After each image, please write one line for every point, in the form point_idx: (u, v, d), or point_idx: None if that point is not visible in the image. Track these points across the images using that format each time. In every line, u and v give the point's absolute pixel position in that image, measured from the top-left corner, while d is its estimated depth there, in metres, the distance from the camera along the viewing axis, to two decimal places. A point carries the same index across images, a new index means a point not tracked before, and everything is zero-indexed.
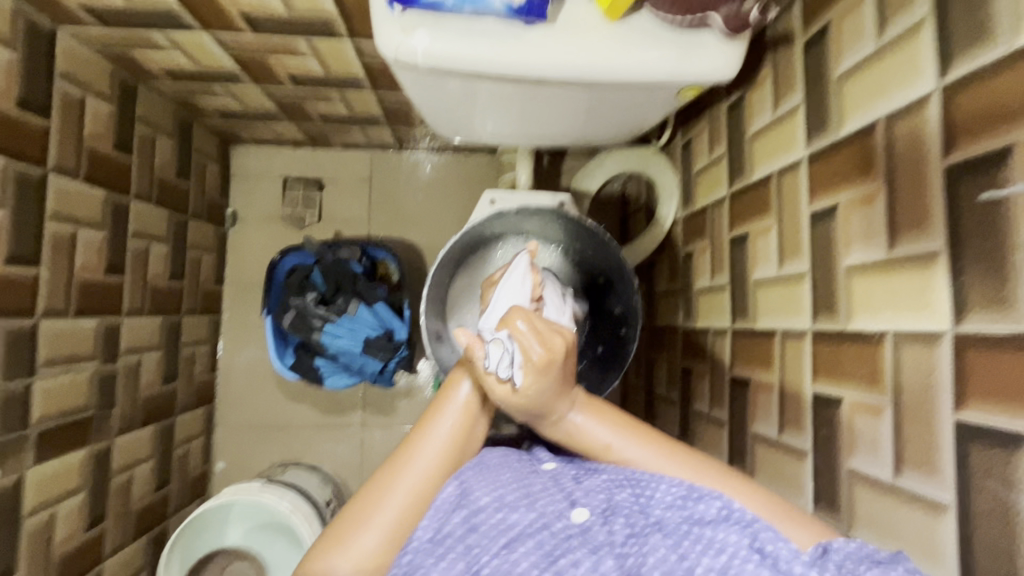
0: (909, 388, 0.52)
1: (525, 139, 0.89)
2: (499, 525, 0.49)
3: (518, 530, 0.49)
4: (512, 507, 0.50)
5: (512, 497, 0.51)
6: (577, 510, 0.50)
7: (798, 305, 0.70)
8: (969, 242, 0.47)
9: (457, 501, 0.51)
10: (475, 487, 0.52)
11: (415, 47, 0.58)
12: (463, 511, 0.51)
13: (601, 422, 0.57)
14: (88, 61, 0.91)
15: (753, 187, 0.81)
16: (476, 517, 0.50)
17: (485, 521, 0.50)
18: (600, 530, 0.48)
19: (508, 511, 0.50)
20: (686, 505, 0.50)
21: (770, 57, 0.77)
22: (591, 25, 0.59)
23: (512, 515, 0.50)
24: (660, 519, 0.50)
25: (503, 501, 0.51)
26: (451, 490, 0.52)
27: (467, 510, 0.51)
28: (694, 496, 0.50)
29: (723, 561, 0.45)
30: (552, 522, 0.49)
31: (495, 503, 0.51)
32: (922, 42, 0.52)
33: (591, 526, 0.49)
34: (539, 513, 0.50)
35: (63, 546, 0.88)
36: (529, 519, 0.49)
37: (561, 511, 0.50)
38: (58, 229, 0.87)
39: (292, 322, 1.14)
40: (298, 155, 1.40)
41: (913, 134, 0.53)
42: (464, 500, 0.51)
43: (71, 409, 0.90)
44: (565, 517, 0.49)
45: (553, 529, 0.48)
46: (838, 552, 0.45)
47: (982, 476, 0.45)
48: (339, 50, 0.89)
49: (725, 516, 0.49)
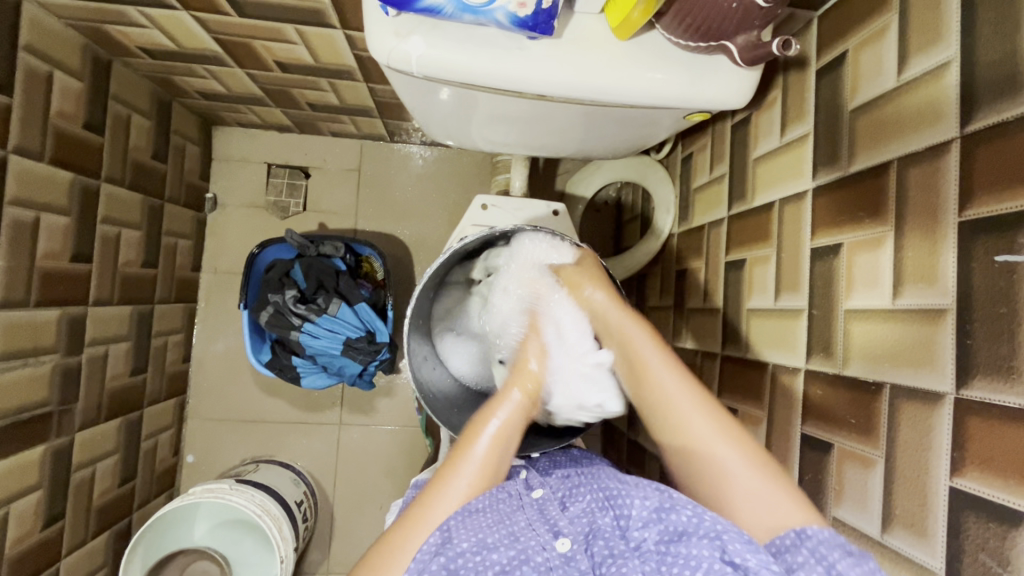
0: (903, 445, 0.51)
1: (521, 150, 0.85)
2: (479, 566, 0.55)
3: (498, 569, 0.55)
4: (492, 548, 0.56)
5: (491, 539, 0.56)
6: (559, 541, 0.59)
7: (792, 340, 0.68)
8: (979, 305, 0.45)
9: (437, 548, 0.56)
10: (456, 534, 0.57)
11: (409, 52, 0.54)
12: (443, 557, 0.55)
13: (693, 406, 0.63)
14: (57, 34, 0.84)
15: (754, 213, 0.78)
16: (455, 562, 0.55)
17: (465, 564, 0.55)
18: (582, 559, 0.57)
19: (486, 552, 0.55)
20: (660, 519, 0.57)
21: (780, 79, 0.74)
22: (599, 42, 0.56)
23: (491, 556, 0.55)
24: (639, 542, 0.56)
25: (482, 544, 0.56)
26: (434, 538, 0.57)
27: (446, 556, 0.55)
28: (667, 507, 0.57)
29: None
30: (533, 556, 0.56)
31: (474, 547, 0.56)
32: (944, 85, 0.50)
33: (573, 556, 0.58)
34: (518, 549, 0.56)
35: (17, 546, 0.84)
36: (509, 556, 0.56)
37: (542, 544, 0.58)
38: (18, 215, 0.81)
39: (270, 319, 1.09)
40: (284, 140, 1.34)
41: (927, 182, 0.51)
42: (443, 547, 0.56)
43: (29, 403, 0.86)
44: (549, 549, 0.58)
45: (532, 562, 0.56)
46: (813, 539, 0.50)
47: (974, 547, 0.44)
48: (331, 40, 0.84)
49: (696, 525, 0.54)
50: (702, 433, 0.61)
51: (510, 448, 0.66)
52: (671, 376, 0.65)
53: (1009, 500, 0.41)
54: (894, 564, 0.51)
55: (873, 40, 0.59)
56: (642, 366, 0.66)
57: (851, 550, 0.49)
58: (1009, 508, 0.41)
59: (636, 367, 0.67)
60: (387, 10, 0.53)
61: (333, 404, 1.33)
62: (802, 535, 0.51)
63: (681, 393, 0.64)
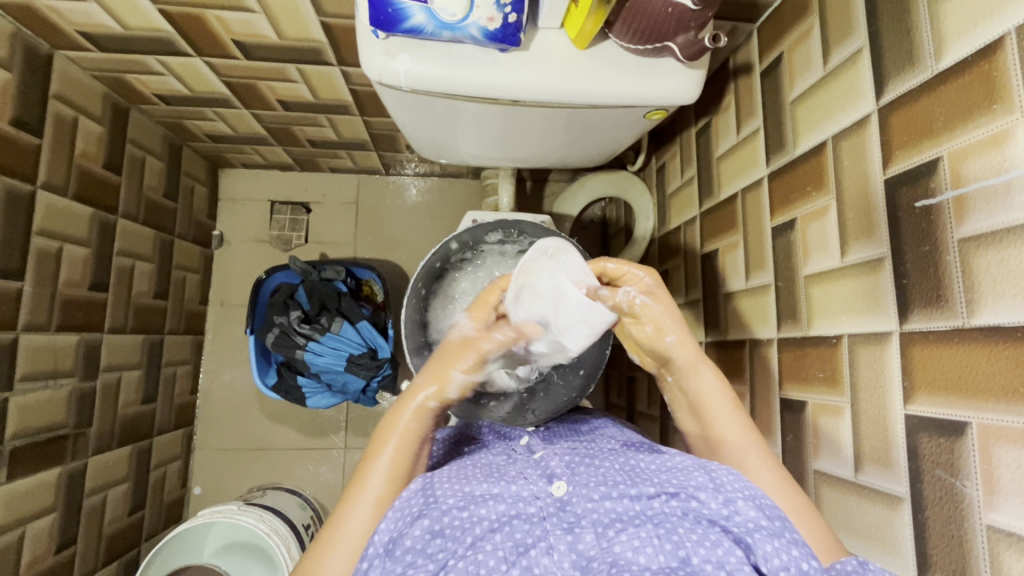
0: (863, 386, 0.55)
1: (504, 161, 0.93)
2: (467, 521, 0.52)
3: (487, 524, 0.52)
4: (480, 503, 0.54)
5: (479, 492, 0.55)
6: (554, 486, 0.56)
7: (765, 315, 0.73)
8: (907, 247, 0.51)
9: (421, 509, 0.53)
10: (440, 488, 0.55)
11: (397, 69, 0.62)
12: (426, 519, 0.52)
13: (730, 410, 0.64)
14: (82, 84, 0.94)
15: (722, 205, 0.85)
16: (442, 520, 0.52)
17: (450, 523, 0.52)
18: (579, 503, 0.54)
19: (474, 506, 0.53)
20: (679, 496, 0.53)
21: (733, 84, 0.83)
22: (562, 52, 0.64)
23: (479, 510, 0.53)
24: (648, 507, 0.53)
25: (470, 497, 0.54)
26: (413, 488, 0.55)
27: (429, 518, 0.52)
28: (687, 493, 0.53)
29: (718, 555, 0.48)
30: (524, 508, 0.54)
31: (461, 502, 0.54)
32: (860, 67, 0.57)
33: (569, 500, 0.54)
34: (508, 502, 0.54)
35: (31, 568, 0.86)
36: (497, 512, 0.53)
37: (536, 493, 0.55)
38: (43, 244, 0.88)
39: (275, 340, 1.15)
40: (286, 179, 1.43)
41: (856, 152, 0.57)
42: (426, 508, 0.53)
43: (47, 425, 0.89)
44: (543, 497, 0.55)
45: (524, 514, 0.54)
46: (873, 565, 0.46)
47: (930, 465, 0.47)
48: (329, 77, 0.94)
49: (727, 515, 0.51)
50: (737, 438, 0.62)
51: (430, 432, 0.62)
52: (726, 412, 0.64)
53: (953, 415, 0.45)
54: (869, 501, 0.54)
55: (801, 41, 0.67)
56: (703, 402, 0.66)
57: None
58: (954, 422, 0.45)
59: (700, 400, 0.66)
60: (377, 34, 0.61)
61: (337, 429, 1.36)
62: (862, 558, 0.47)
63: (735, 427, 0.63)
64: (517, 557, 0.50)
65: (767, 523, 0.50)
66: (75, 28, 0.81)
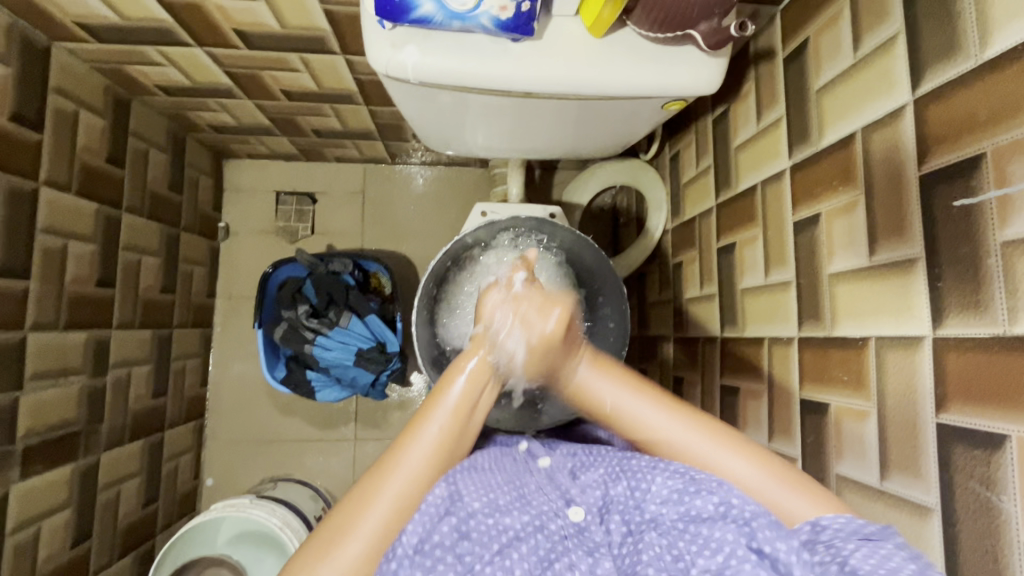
0: (892, 392, 0.53)
1: (514, 153, 0.90)
2: (492, 529, 0.50)
3: (511, 534, 0.50)
4: (505, 511, 0.52)
5: (503, 501, 0.52)
6: (572, 510, 0.54)
7: (784, 312, 0.71)
8: (943, 249, 0.48)
9: (446, 505, 0.50)
10: (465, 491, 0.52)
11: (405, 61, 0.59)
12: (453, 518, 0.50)
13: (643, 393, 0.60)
14: (82, 76, 0.92)
15: (740, 197, 0.82)
16: (466, 524, 0.50)
17: (477, 528, 0.50)
18: (596, 531, 0.52)
19: (500, 515, 0.51)
20: (682, 501, 0.50)
21: (753, 71, 0.79)
22: (577, 40, 0.61)
23: (506, 518, 0.51)
24: (655, 515, 0.50)
25: (495, 505, 0.52)
26: (440, 491, 0.51)
27: (456, 518, 0.50)
28: (692, 490, 0.49)
29: (719, 561, 0.45)
30: (547, 523, 0.51)
31: (486, 508, 0.51)
32: (894, 55, 0.54)
33: (586, 527, 0.52)
34: (532, 513, 0.52)
35: (48, 563, 0.87)
36: (523, 521, 0.51)
37: (556, 510, 0.53)
38: (48, 242, 0.87)
39: (284, 334, 1.14)
40: (291, 169, 1.41)
41: (889, 145, 0.54)
42: (452, 507, 0.51)
43: (59, 423, 0.89)
44: (561, 517, 0.53)
45: (547, 530, 0.51)
46: (828, 530, 0.46)
47: (964, 477, 0.46)
48: (333, 66, 0.91)
49: (723, 513, 0.48)
50: (670, 435, 0.55)
51: (473, 414, 0.56)
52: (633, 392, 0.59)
53: (991, 426, 0.44)
54: (894, 509, 0.52)
55: (828, 25, 0.64)
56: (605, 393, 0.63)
57: (868, 534, 0.44)
58: (991, 434, 0.43)
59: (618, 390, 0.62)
60: (384, 24, 0.58)
61: (347, 420, 1.36)
62: (818, 528, 0.46)
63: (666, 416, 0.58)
64: (543, 569, 0.48)
65: (768, 514, 0.46)
66: (73, 19, 0.79)
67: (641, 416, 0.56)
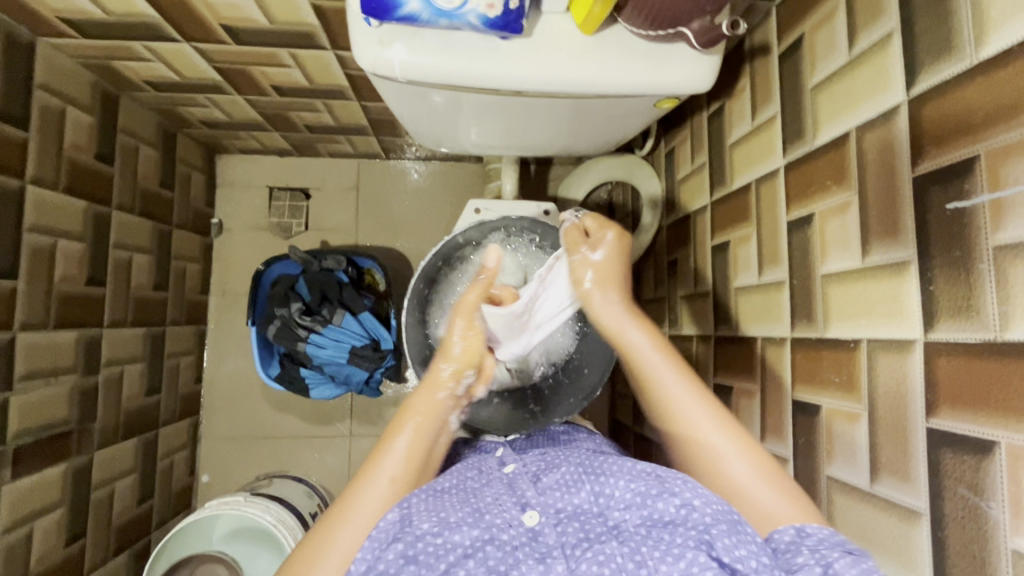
0: (883, 396, 0.53)
1: (507, 151, 0.89)
2: (440, 548, 0.48)
3: (461, 551, 0.48)
4: (454, 528, 0.50)
5: (453, 518, 0.51)
6: (527, 515, 0.52)
7: (777, 312, 0.70)
8: (936, 252, 0.48)
9: (398, 527, 0.51)
10: (416, 514, 0.52)
11: (392, 59, 0.58)
12: (400, 543, 0.49)
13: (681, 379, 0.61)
14: (68, 72, 0.90)
15: (735, 195, 0.81)
16: (415, 546, 0.49)
17: (424, 550, 0.48)
18: (549, 534, 0.50)
19: (449, 532, 0.50)
20: (644, 504, 0.51)
21: (748, 67, 0.78)
22: (567, 37, 0.60)
23: (455, 535, 0.49)
24: (618, 523, 0.51)
25: (445, 522, 0.51)
26: (393, 515, 0.52)
27: (408, 539, 0.49)
28: (653, 494, 0.51)
29: (681, 567, 0.44)
30: (497, 535, 0.50)
31: (434, 528, 0.50)
32: (890, 54, 0.53)
33: (541, 530, 0.51)
34: (483, 527, 0.50)
35: (42, 562, 0.87)
36: (472, 536, 0.49)
37: (509, 520, 0.52)
38: (36, 241, 0.86)
39: (277, 332, 1.13)
40: (284, 164, 1.39)
41: (883, 145, 0.54)
42: (401, 533, 0.50)
43: (50, 422, 0.89)
44: (515, 526, 0.51)
45: (498, 541, 0.49)
46: (813, 535, 0.48)
47: (953, 482, 0.45)
48: (323, 62, 0.89)
49: (684, 516, 0.49)
50: (706, 440, 0.58)
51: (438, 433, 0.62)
52: (677, 382, 0.61)
53: (981, 433, 0.43)
54: (884, 512, 0.52)
55: (824, 22, 0.63)
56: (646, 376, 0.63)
57: (851, 549, 0.46)
58: (981, 440, 0.43)
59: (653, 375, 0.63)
60: (370, 22, 0.57)
61: (342, 417, 1.36)
62: (802, 533, 0.49)
63: (696, 404, 0.60)
64: None
65: (726, 521, 0.48)
66: (56, 14, 0.77)
67: (691, 416, 0.59)
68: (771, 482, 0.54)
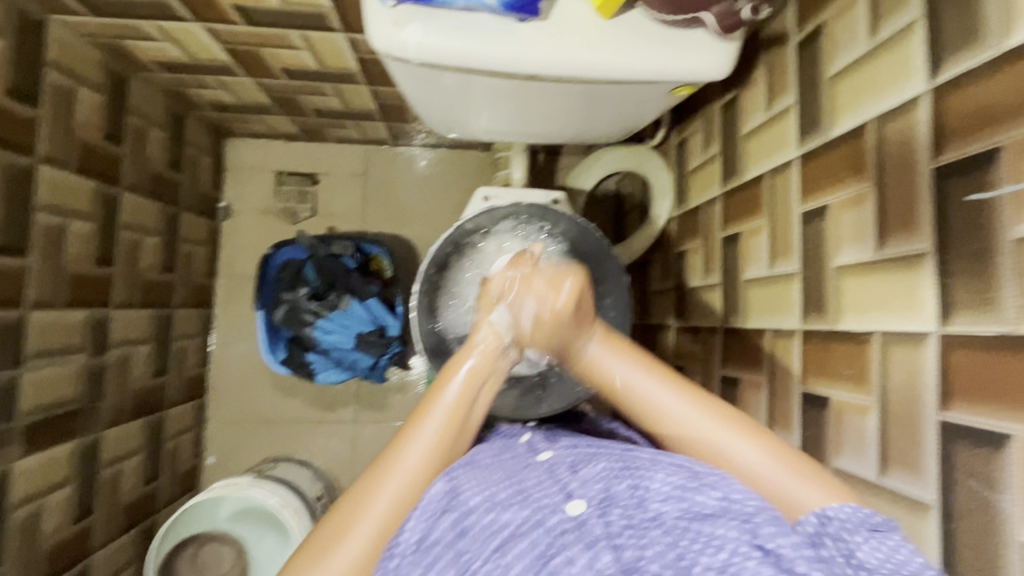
0: (895, 389, 0.52)
1: (518, 137, 0.89)
2: (489, 527, 0.47)
3: (510, 530, 0.46)
4: (504, 507, 0.49)
5: (502, 496, 0.50)
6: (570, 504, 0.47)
7: (788, 304, 0.70)
8: (955, 244, 0.47)
9: (446, 501, 0.50)
10: (465, 487, 0.51)
11: (407, 40, 0.58)
12: (452, 514, 0.49)
13: (653, 379, 0.57)
14: (79, 51, 0.90)
15: (747, 186, 0.81)
16: (465, 520, 0.48)
17: (476, 524, 0.48)
18: (596, 522, 0.44)
19: (498, 511, 0.48)
20: (685, 496, 0.45)
21: (765, 56, 0.77)
22: (584, 21, 0.59)
23: (503, 514, 0.48)
24: (659, 514, 0.44)
25: (493, 501, 0.49)
26: (440, 487, 0.51)
27: (457, 512, 0.49)
28: (693, 486, 0.46)
29: (722, 559, 0.39)
30: (546, 518, 0.46)
31: (485, 504, 0.49)
32: (913, 43, 0.52)
33: (586, 520, 0.45)
34: (531, 508, 0.47)
35: (51, 538, 0.88)
36: (521, 516, 0.47)
37: (552, 504, 0.47)
38: (47, 220, 0.86)
39: (284, 316, 1.14)
40: (292, 149, 1.39)
41: (903, 136, 0.53)
42: (453, 504, 0.50)
43: (59, 401, 0.90)
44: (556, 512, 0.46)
45: (546, 525, 0.45)
46: (833, 515, 0.45)
47: (964, 475, 0.45)
48: (334, 44, 0.89)
49: (725, 508, 0.44)
50: (692, 429, 0.53)
51: (471, 412, 0.58)
52: (654, 387, 0.56)
53: (995, 427, 0.43)
54: (892, 504, 0.52)
55: (845, 10, 0.62)
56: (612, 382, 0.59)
57: (874, 525, 0.44)
58: (994, 433, 0.43)
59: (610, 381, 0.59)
60: (386, 2, 0.57)
61: (347, 403, 1.36)
62: (823, 517, 0.45)
63: (677, 400, 0.55)
64: (542, 567, 0.42)
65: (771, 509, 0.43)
66: None
67: (652, 396, 0.56)
68: (798, 475, 0.49)
